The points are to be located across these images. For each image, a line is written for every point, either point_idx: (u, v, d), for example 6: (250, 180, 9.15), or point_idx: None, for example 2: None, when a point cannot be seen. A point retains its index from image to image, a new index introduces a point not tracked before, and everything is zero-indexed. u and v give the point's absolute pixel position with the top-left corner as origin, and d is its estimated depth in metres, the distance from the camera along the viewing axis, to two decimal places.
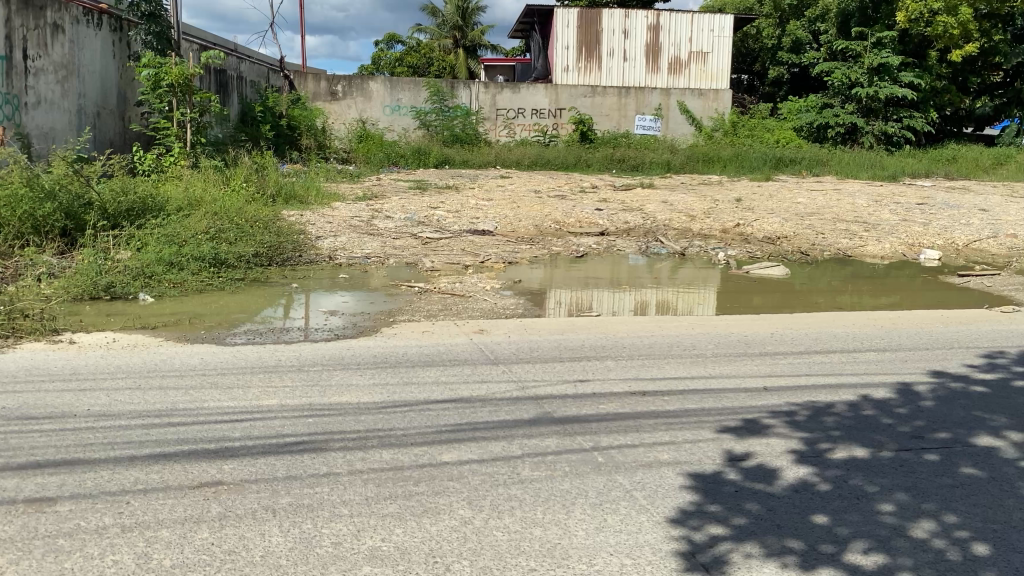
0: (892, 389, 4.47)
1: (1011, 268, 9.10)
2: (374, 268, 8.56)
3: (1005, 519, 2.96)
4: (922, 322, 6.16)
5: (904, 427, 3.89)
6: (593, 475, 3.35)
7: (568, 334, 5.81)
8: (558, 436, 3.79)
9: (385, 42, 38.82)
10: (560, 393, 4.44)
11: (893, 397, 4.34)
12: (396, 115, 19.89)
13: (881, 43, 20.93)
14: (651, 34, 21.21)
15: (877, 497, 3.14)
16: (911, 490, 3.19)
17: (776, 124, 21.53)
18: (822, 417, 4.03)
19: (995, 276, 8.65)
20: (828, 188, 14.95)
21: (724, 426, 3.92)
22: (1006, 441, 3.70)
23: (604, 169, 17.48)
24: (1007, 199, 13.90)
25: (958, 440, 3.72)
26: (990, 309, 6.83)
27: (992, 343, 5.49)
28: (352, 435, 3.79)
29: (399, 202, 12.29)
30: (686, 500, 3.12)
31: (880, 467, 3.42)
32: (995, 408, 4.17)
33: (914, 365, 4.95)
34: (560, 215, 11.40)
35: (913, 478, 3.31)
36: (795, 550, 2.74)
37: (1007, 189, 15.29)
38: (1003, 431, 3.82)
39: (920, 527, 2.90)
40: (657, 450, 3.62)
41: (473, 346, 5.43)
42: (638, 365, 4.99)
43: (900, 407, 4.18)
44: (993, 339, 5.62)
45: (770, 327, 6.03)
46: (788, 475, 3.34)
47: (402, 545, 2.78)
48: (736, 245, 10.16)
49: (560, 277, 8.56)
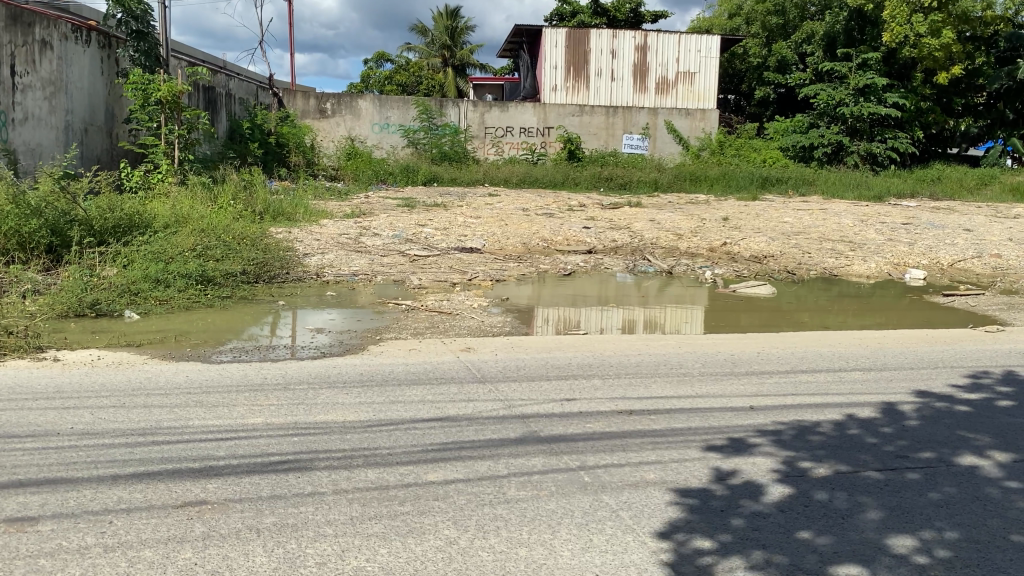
0: (876, 408, 4.49)
1: (995, 288, 9.17)
2: (362, 286, 8.56)
3: (990, 538, 2.97)
4: (907, 342, 6.20)
5: (889, 447, 3.90)
6: (579, 495, 3.35)
7: (555, 352, 5.82)
8: (544, 455, 3.79)
9: (374, 60, 38.94)
10: (546, 411, 4.44)
11: (878, 417, 4.36)
12: (385, 133, 19.94)
13: (867, 65, 21.25)
14: (639, 55, 21.38)
15: (861, 515, 3.15)
16: (896, 509, 3.20)
17: (763, 144, 21.68)
18: (808, 436, 4.04)
19: (979, 295, 8.72)
20: (814, 207, 15.06)
21: (710, 445, 3.92)
22: (990, 461, 3.72)
23: (591, 187, 17.54)
24: (991, 219, 14.02)
25: (942, 459, 3.74)
26: (974, 329, 6.88)
27: (977, 363, 5.52)
28: (338, 454, 3.78)
29: (387, 220, 12.31)
30: (672, 519, 3.12)
31: (865, 486, 3.43)
32: (979, 428, 4.19)
33: (898, 385, 4.98)
34: (548, 233, 11.43)
35: (897, 497, 3.31)
36: (779, 568, 2.75)
37: (991, 209, 15.42)
38: (987, 451, 3.85)
39: (905, 546, 2.90)
40: (643, 470, 3.62)
41: (459, 364, 5.43)
42: (625, 384, 5.00)
43: (884, 427, 4.19)
44: (978, 359, 5.66)
45: (756, 347, 6.06)
46: (774, 494, 3.35)
47: (387, 565, 2.76)
48: (722, 264, 10.20)
49: (547, 295, 8.58)
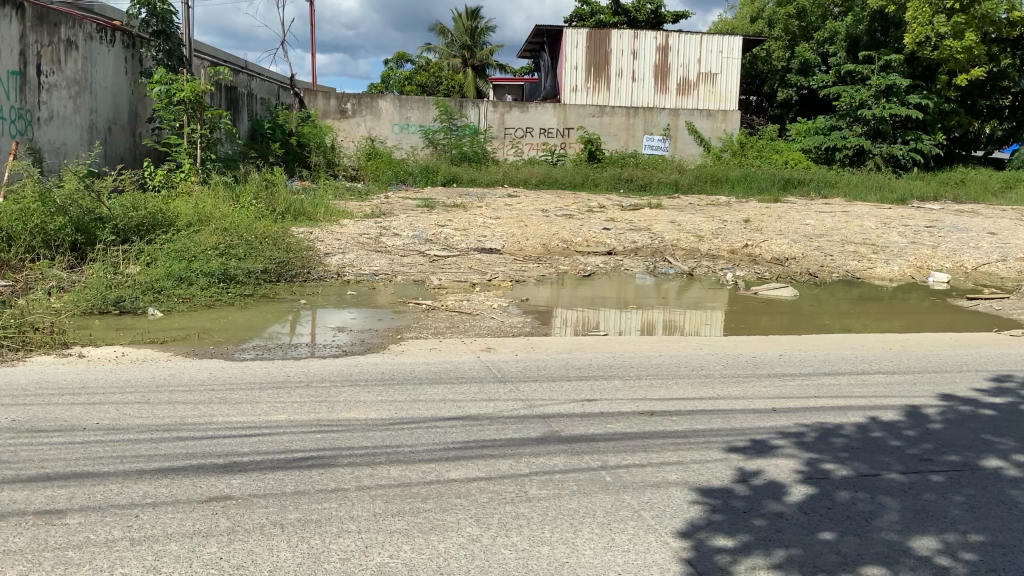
0: (900, 411, 4.46)
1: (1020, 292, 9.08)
2: (382, 285, 8.61)
3: (1013, 542, 2.94)
4: (930, 346, 6.15)
5: (912, 450, 3.88)
6: (601, 495, 3.35)
7: (576, 352, 5.82)
8: (565, 455, 3.79)
9: (395, 61, 39.11)
10: (567, 412, 4.43)
11: (901, 420, 4.33)
12: (405, 134, 20.00)
13: (890, 67, 21.14)
14: (660, 55, 21.32)
15: (885, 517, 3.13)
16: (919, 513, 3.17)
17: (785, 145, 21.58)
18: (831, 438, 4.02)
19: (1004, 299, 8.63)
20: (837, 209, 14.98)
21: (733, 447, 3.91)
22: (1014, 465, 3.69)
23: (611, 188, 17.53)
24: (1017, 222, 13.89)
25: (966, 462, 3.71)
26: (999, 333, 6.83)
27: (1002, 367, 5.47)
28: (360, 451, 3.80)
29: (408, 219, 12.36)
30: (694, 519, 3.12)
31: (887, 488, 3.40)
32: (1004, 432, 4.16)
33: (921, 389, 4.94)
34: (568, 234, 11.44)
35: (921, 500, 3.29)
36: (804, 567, 2.74)
37: (1017, 213, 15.28)
38: (1010, 455, 3.82)
39: (928, 547, 2.89)
40: (665, 471, 3.62)
41: (480, 364, 5.44)
42: (646, 385, 4.99)
43: (908, 430, 4.16)
44: (1003, 363, 5.61)
45: (777, 349, 6.04)
46: (797, 495, 3.33)
47: (409, 561, 2.78)
48: (744, 266, 10.16)
49: (567, 296, 8.59)
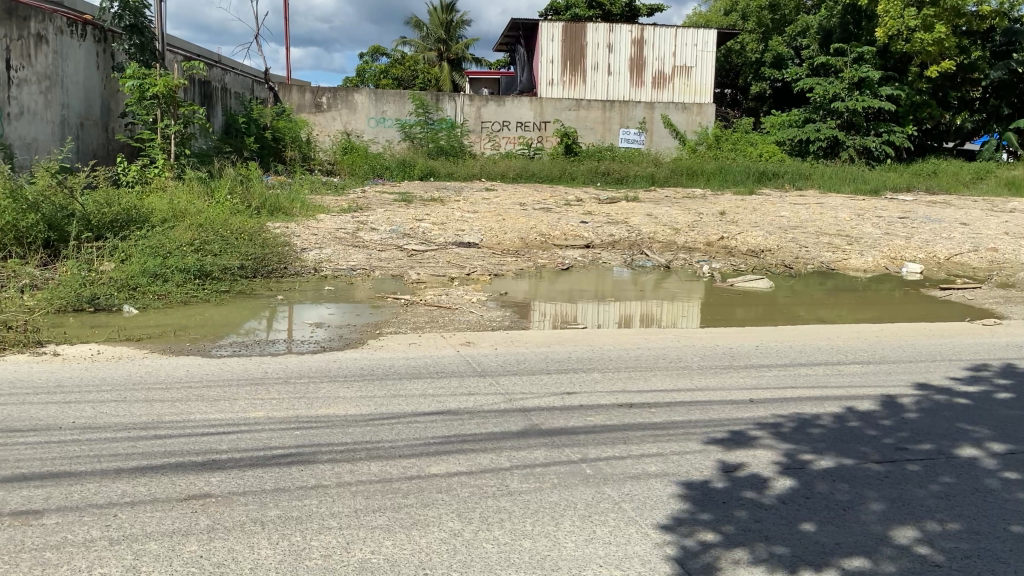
0: (876, 401, 4.52)
1: (992, 282, 9.20)
2: (360, 280, 8.57)
3: (988, 529, 2.99)
4: (905, 335, 6.22)
5: (888, 439, 3.92)
6: (581, 487, 3.36)
7: (555, 346, 5.82)
8: (546, 448, 3.80)
9: (370, 55, 38.93)
10: (547, 405, 4.44)
11: (877, 409, 4.38)
12: (381, 128, 19.91)
13: (862, 59, 21.28)
14: (635, 49, 21.36)
15: (863, 507, 3.17)
16: (897, 501, 3.21)
17: (760, 138, 21.70)
18: (808, 428, 4.06)
19: (976, 289, 8.74)
20: (811, 201, 15.10)
21: (712, 438, 3.94)
22: (989, 453, 3.74)
23: (588, 182, 17.55)
24: (988, 213, 14.07)
25: (941, 451, 3.76)
26: (972, 322, 6.91)
27: (976, 356, 5.54)
28: (340, 447, 3.79)
29: (385, 214, 12.31)
30: (675, 511, 3.14)
31: (865, 478, 3.44)
32: (979, 420, 4.21)
33: (896, 378, 4.99)
34: (546, 227, 11.45)
35: (899, 489, 3.33)
36: (782, 556, 2.78)
37: (988, 203, 15.48)
38: (985, 443, 3.87)
39: (906, 536, 2.93)
40: (645, 462, 3.64)
41: (460, 358, 5.44)
42: (625, 377, 5.01)
43: (884, 419, 4.21)
44: (976, 352, 5.69)
45: (754, 340, 6.08)
46: (776, 486, 3.36)
47: (391, 557, 2.78)
48: (720, 258, 10.22)
49: (545, 289, 8.59)
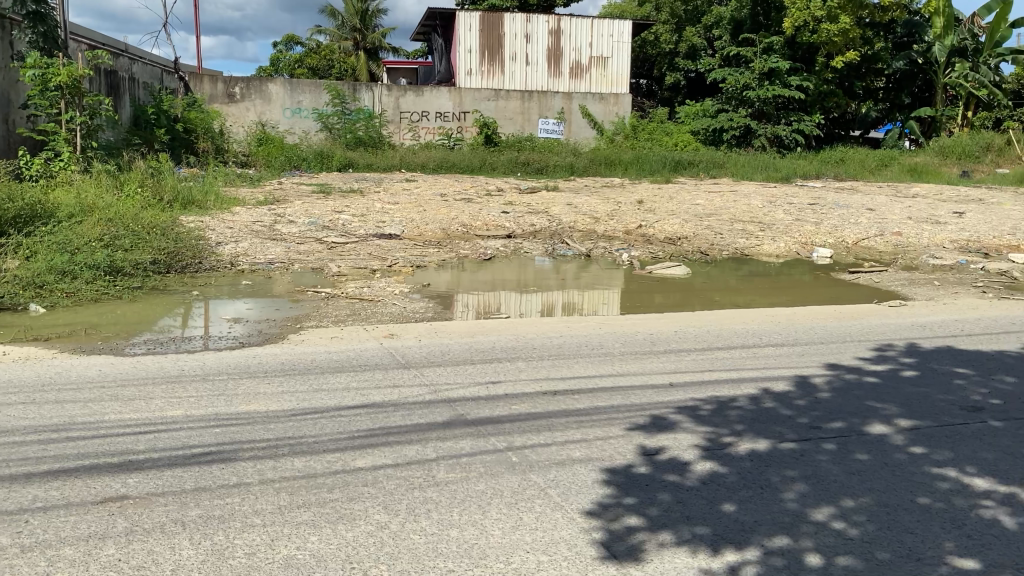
0: (790, 382, 4.67)
1: (897, 264, 9.58)
2: (278, 274, 8.42)
3: (897, 502, 3.13)
4: (816, 318, 6.44)
5: (802, 418, 4.06)
6: (507, 475, 3.39)
7: (479, 336, 5.84)
8: (472, 437, 3.81)
9: (283, 44, 38.20)
10: (472, 395, 4.45)
11: (791, 390, 4.53)
12: (297, 118, 19.58)
13: (771, 50, 21.85)
14: (552, 39, 21.48)
15: (779, 485, 3.27)
16: (811, 479, 3.34)
17: (675, 128, 22.11)
18: (726, 410, 4.17)
19: (882, 272, 9.09)
20: (725, 189, 15.48)
21: (634, 423, 4.01)
22: (895, 429, 3.91)
23: (509, 172, 17.60)
24: (891, 199, 14.64)
25: (852, 428, 3.92)
26: (878, 303, 7.19)
27: (882, 336, 5.77)
28: (261, 444, 3.72)
29: (303, 206, 12.12)
30: (600, 496, 3.19)
31: (780, 458, 3.56)
32: (886, 397, 4.40)
33: (808, 359, 5.17)
34: (467, 218, 11.44)
35: (813, 467, 3.46)
36: (703, 536, 2.85)
37: (891, 189, 16.12)
38: (892, 419, 4.04)
39: (821, 512, 3.04)
40: (569, 448, 3.68)
41: (383, 350, 5.41)
42: (549, 365, 5.06)
43: (797, 399, 4.36)
44: (882, 332, 5.93)
45: (672, 326, 6.21)
46: (698, 468, 3.45)
47: (317, 552, 2.75)
48: (639, 246, 10.38)
49: (467, 280, 8.59)
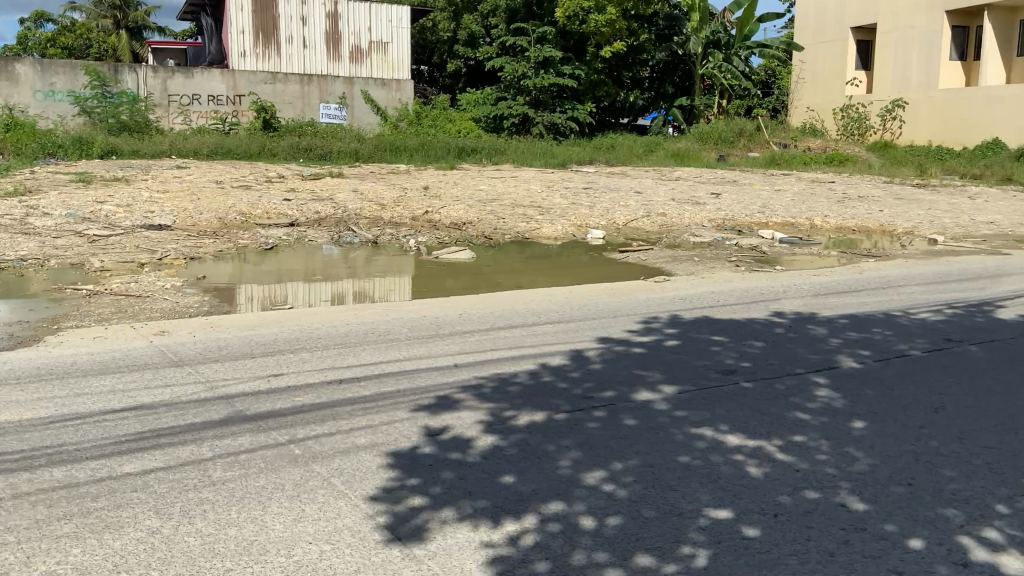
0: (566, 356, 4.90)
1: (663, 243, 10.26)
2: (32, 272, 7.70)
3: (660, 461, 3.36)
4: (589, 295, 6.80)
5: (576, 389, 4.28)
6: (288, 468, 3.33)
7: (259, 328, 5.66)
8: (251, 433, 3.70)
9: (31, 19, 34.89)
10: (251, 390, 4.32)
11: (566, 363, 4.76)
12: (50, 101, 17.90)
13: (545, 39, 22.51)
14: (329, 22, 21.06)
15: (555, 455, 3.43)
16: (584, 447, 3.52)
17: (457, 115, 22.32)
18: (506, 387, 4.31)
19: (650, 251, 9.71)
20: (506, 174, 15.89)
21: (418, 405, 4.05)
22: (659, 394, 4.21)
23: (290, 158, 17.06)
24: (656, 181, 15.63)
25: (621, 396, 4.17)
26: (644, 279, 7.66)
27: (649, 309, 6.19)
28: (14, 456, 3.43)
29: (59, 196, 11.16)
30: (385, 480, 3.21)
31: (557, 428, 3.73)
32: (651, 365, 4.72)
33: (583, 334, 5.44)
34: (244, 206, 11.01)
35: (587, 435, 3.65)
36: (490, 515, 2.90)
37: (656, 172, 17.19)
38: (656, 385, 4.35)
39: (592, 476, 3.22)
40: (353, 436, 3.67)
41: (154, 348, 5.13)
42: (332, 354, 5.01)
43: (572, 371, 4.59)
44: (648, 305, 6.36)
45: (457, 309, 6.33)
46: (479, 444, 3.55)
47: (80, 566, 2.57)
48: (424, 232, 10.43)
49: (249, 272, 8.27)
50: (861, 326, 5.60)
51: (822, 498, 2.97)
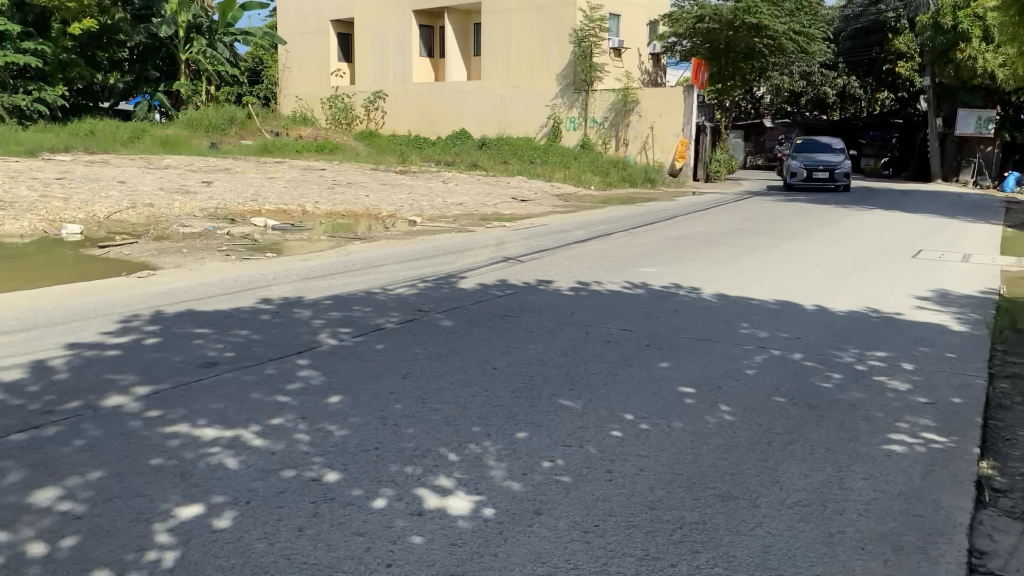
0: (332, 329, 6.24)
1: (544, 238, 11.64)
2: None
3: (311, 401, 4.67)
4: (409, 282, 8.19)
5: (308, 354, 5.61)
6: (44, 394, 4.69)
7: (117, 302, 7.15)
8: (40, 372, 5.09)
9: None
10: (69, 345, 5.72)
11: (324, 335, 6.10)
12: None
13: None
14: None
15: (237, 394, 4.75)
16: (265, 391, 4.83)
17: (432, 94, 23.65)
18: (256, 351, 5.66)
19: (524, 244, 11.07)
20: (452, 195, 17.41)
21: (180, 359, 5.42)
22: (368, 357, 5.53)
23: (261, 171, 18.80)
24: (589, 207, 17.01)
25: (337, 359, 5.50)
26: (479, 269, 9.04)
27: (444, 297, 7.54)
28: None
29: (33, 195, 12.92)
30: (104, 402, 4.56)
31: (260, 379, 5.05)
32: (390, 338, 6.04)
33: (322, 314, 6.75)
34: (182, 216, 12.66)
35: (277, 383, 4.97)
36: (83, 433, 4.12)
37: (602, 202, 18.56)
38: (373, 351, 5.68)
39: (247, 409, 4.52)
40: (112, 376, 5.03)
41: (22, 316, 6.60)
42: (153, 322, 6.41)
43: (320, 341, 5.92)
44: (448, 293, 7.72)
45: (291, 290, 7.75)
46: (192, 386, 4.88)
47: None
48: (334, 234, 11.96)
49: (159, 255, 9.83)
50: (561, 312, 6.96)
51: (346, 431, 4.24)
